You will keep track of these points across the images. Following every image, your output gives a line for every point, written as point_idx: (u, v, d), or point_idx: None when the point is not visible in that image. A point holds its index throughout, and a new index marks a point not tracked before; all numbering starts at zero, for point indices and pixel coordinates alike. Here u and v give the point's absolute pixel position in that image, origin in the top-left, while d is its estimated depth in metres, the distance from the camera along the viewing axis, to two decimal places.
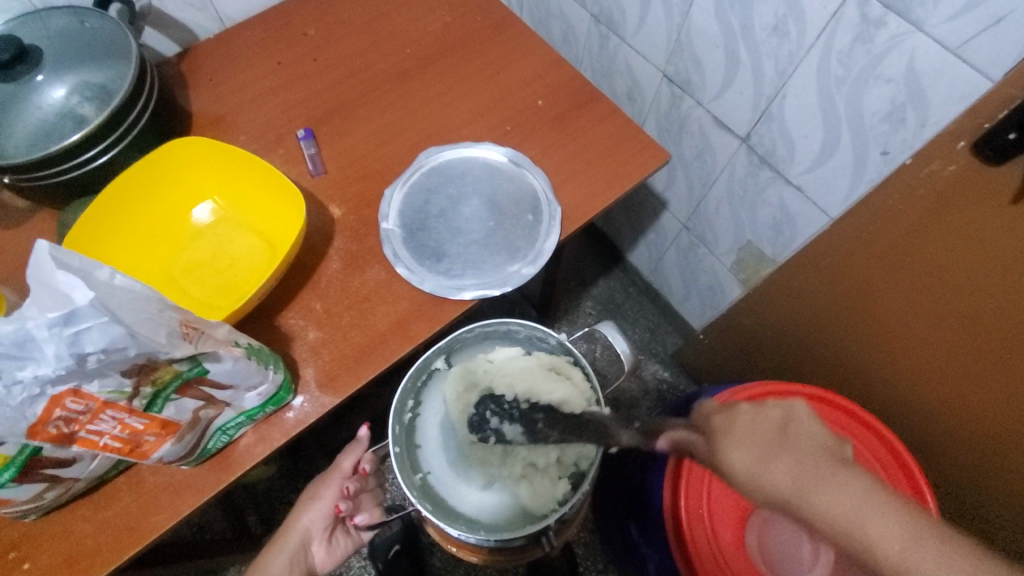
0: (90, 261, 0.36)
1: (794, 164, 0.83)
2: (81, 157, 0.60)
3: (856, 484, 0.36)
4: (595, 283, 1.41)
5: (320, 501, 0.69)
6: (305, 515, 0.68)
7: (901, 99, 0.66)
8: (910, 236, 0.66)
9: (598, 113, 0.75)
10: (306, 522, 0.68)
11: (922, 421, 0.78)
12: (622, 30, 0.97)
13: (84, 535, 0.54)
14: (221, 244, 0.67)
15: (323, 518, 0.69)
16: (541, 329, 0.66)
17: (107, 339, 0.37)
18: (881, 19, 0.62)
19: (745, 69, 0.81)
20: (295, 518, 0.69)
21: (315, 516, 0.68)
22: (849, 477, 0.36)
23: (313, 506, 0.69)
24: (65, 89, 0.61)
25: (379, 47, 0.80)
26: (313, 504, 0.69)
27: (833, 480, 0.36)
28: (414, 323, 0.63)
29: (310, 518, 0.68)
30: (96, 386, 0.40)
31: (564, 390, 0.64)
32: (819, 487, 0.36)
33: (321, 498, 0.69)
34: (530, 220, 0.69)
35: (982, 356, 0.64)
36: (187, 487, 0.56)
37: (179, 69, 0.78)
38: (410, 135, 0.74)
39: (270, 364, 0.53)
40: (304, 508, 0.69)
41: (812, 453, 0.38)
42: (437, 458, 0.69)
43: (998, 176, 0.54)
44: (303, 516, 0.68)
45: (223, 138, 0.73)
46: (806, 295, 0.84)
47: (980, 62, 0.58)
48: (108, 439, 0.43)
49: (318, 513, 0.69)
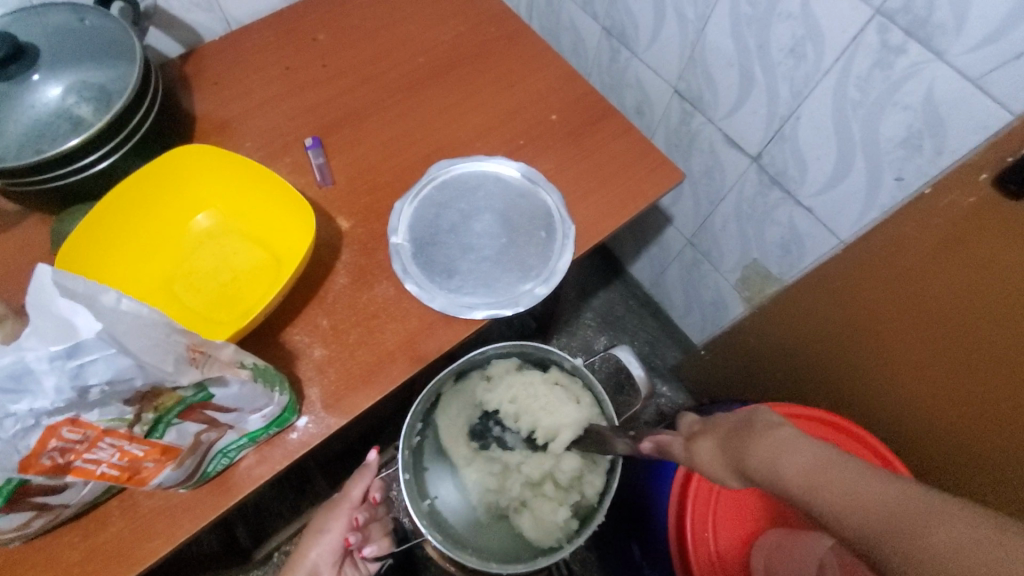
0: (96, 285, 0.34)
1: (806, 186, 0.83)
2: (79, 162, 0.57)
3: (790, 437, 0.35)
4: (595, 295, 1.40)
5: (329, 533, 0.67)
6: (313, 549, 0.66)
7: (919, 127, 0.66)
8: (923, 265, 0.65)
9: (613, 130, 0.74)
10: (314, 557, 0.66)
11: (928, 448, 0.77)
12: (634, 44, 0.96)
13: (74, 563, 0.51)
14: (224, 255, 0.65)
15: (332, 552, 0.66)
16: (557, 353, 0.67)
17: (112, 370, 0.35)
18: (902, 46, 0.62)
19: (759, 89, 0.80)
20: (303, 552, 0.66)
21: (324, 550, 0.66)
22: (786, 431, 0.35)
23: (321, 540, 0.67)
24: (62, 89, 0.58)
25: (390, 55, 0.78)
26: (321, 537, 0.67)
27: (766, 433, 0.36)
28: (423, 342, 0.62)
29: (318, 553, 0.66)
30: (95, 415, 0.37)
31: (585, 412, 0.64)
32: (752, 439, 0.36)
33: (329, 529, 0.67)
34: (543, 238, 0.68)
35: (992, 388, 0.63)
36: (184, 511, 0.54)
37: (183, 71, 0.75)
38: (421, 146, 0.72)
39: (276, 385, 0.51)
40: (311, 543, 0.67)
41: (755, 419, 0.38)
42: (445, 482, 0.67)
43: (1016, 210, 0.54)
44: (311, 551, 0.66)
45: (227, 145, 0.71)
46: (813, 318, 0.84)
47: (1001, 95, 0.57)
48: (106, 467, 0.41)
49: (327, 547, 0.66)
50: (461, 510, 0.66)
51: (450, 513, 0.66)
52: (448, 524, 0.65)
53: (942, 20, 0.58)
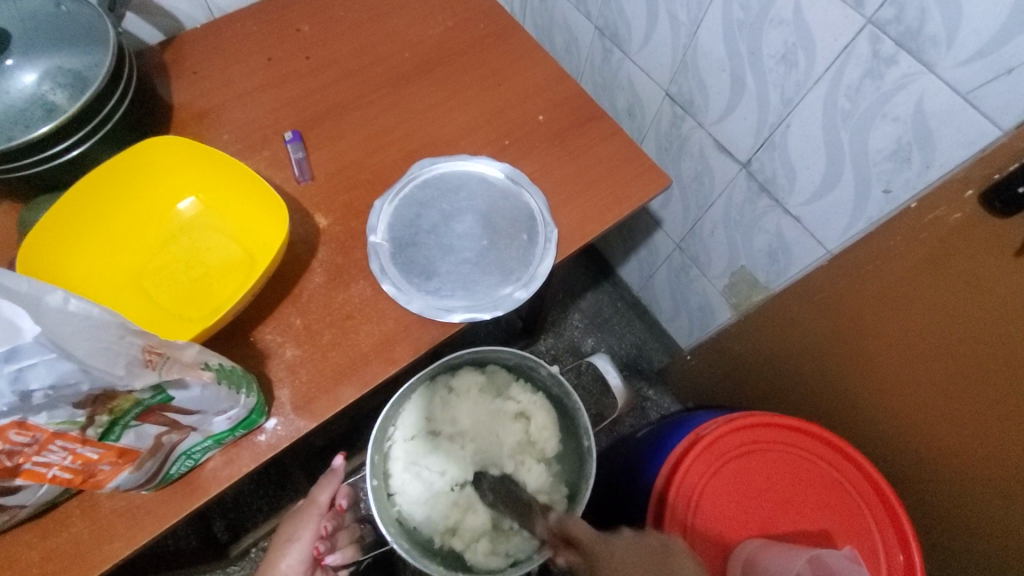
0: (40, 285, 0.33)
1: (794, 195, 0.82)
2: (50, 150, 0.55)
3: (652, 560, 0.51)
4: (584, 296, 1.39)
5: (298, 543, 0.67)
6: (283, 559, 0.66)
7: (908, 139, 0.65)
8: (910, 276, 0.64)
9: (600, 132, 0.73)
10: (284, 566, 0.66)
11: (907, 463, 0.76)
12: (627, 45, 0.95)
13: (29, 565, 0.50)
14: (197, 250, 0.63)
15: (302, 561, 0.67)
16: (533, 358, 0.65)
17: (55, 375, 0.34)
18: (893, 57, 0.61)
19: (749, 95, 0.79)
20: (272, 561, 0.66)
21: (293, 561, 0.66)
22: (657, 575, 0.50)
23: (291, 549, 0.67)
24: (37, 75, 0.56)
25: (376, 49, 0.76)
26: (291, 546, 0.67)
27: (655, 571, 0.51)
28: (398, 345, 0.61)
29: (288, 562, 0.66)
30: (44, 418, 0.36)
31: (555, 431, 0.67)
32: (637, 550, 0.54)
33: (299, 538, 0.67)
34: (524, 241, 0.67)
35: (974, 406, 0.63)
36: (146, 514, 0.52)
37: (161, 59, 0.73)
38: (404, 144, 0.71)
39: (243, 387, 0.50)
40: (281, 553, 0.67)
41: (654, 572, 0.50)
42: (414, 488, 0.65)
43: (1002, 228, 0.53)
44: (280, 561, 0.66)
45: (205, 136, 0.69)
46: (798, 327, 0.83)
47: (990, 110, 0.57)
48: (57, 470, 0.40)
49: (297, 557, 0.67)
50: (422, 516, 0.65)
51: (413, 519, 0.64)
52: (412, 530, 0.64)
53: (933, 32, 0.57)
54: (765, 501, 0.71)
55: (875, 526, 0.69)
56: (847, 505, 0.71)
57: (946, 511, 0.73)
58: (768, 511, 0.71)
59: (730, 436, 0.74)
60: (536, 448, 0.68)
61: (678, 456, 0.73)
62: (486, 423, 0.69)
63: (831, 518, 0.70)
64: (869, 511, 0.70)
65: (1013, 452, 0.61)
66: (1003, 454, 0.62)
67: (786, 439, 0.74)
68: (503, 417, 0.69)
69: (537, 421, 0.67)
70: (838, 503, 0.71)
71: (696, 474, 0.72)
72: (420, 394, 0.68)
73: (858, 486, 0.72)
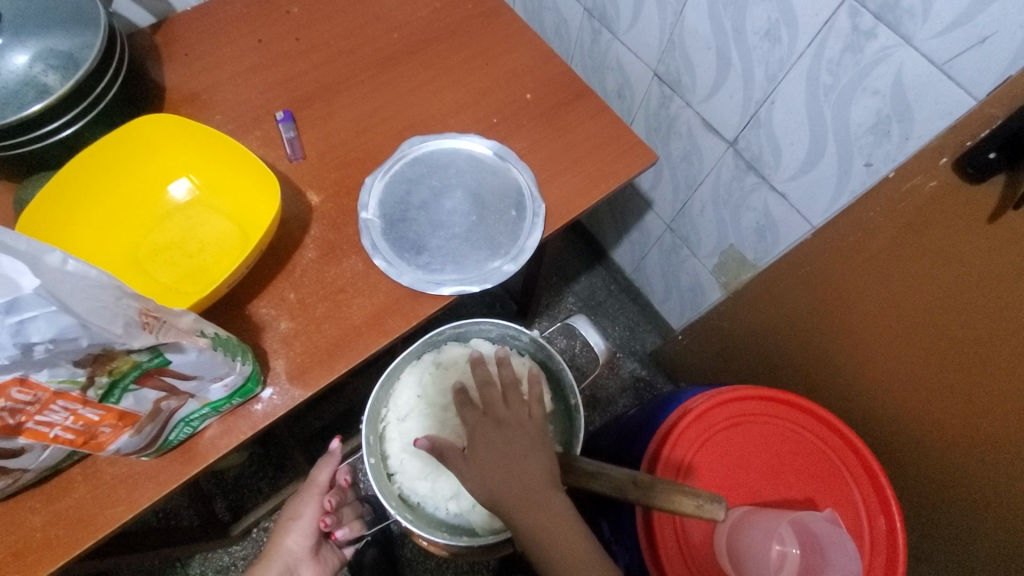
0: (40, 245, 0.35)
1: (779, 171, 0.83)
2: (42, 129, 0.56)
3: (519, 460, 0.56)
4: (577, 279, 1.40)
5: (302, 520, 0.68)
6: (287, 537, 0.66)
7: (887, 112, 0.66)
8: (890, 247, 0.66)
9: (586, 110, 0.74)
10: (289, 543, 0.66)
11: (886, 430, 0.78)
12: (615, 26, 0.96)
13: (34, 529, 0.51)
14: (193, 227, 0.65)
15: (307, 537, 0.67)
16: (514, 328, 0.68)
17: (56, 329, 0.35)
18: (872, 30, 0.62)
19: (735, 72, 0.80)
20: (276, 542, 0.66)
21: (298, 538, 0.67)
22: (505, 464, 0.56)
23: (295, 527, 0.67)
24: (28, 56, 0.57)
25: (365, 30, 0.77)
26: (295, 524, 0.68)
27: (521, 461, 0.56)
28: (390, 318, 0.62)
29: (294, 539, 0.66)
30: (45, 376, 0.37)
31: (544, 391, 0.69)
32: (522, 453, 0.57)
33: (302, 516, 0.68)
34: (513, 216, 0.68)
35: (952, 372, 0.64)
36: (147, 479, 0.54)
37: (153, 41, 0.74)
38: (394, 123, 0.72)
39: (238, 355, 0.51)
40: (285, 532, 0.67)
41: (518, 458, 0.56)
42: (412, 466, 0.67)
43: (976, 194, 0.55)
44: (285, 539, 0.66)
45: (197, 117, 0.70)
46: (782, 301, 0.85)
47: (965, 81, 0.58)
48: (60, 430, 0.41)
49: (301, 533, 0.67)
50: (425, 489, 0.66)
51: (418, 493, 0.66)
52: (417, 504, 0.65)
53: (910, 4, 0.58)
54: (754, 473, 0.73)
55: (858, 492, 0.71)
56: (832, 473, 0.73)
57: (925, 476, 0.75)
58: (758, 482, 0.72)
59: (717, 409, 0.75)
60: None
61: (666, 430, 0.74)
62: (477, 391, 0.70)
63: (815, 486, 0.72)
64: (855, 484, 0.72)
65: (989, 416, 0.63)
66: (980, 419, 0.64)
67: (773, 412, 0.76)
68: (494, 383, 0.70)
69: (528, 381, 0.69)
70: (826, 475, 0.72)
71: (683, 446, 0.73)
72: (408, 373, 0.69)
73: (844, 458, 0.73)
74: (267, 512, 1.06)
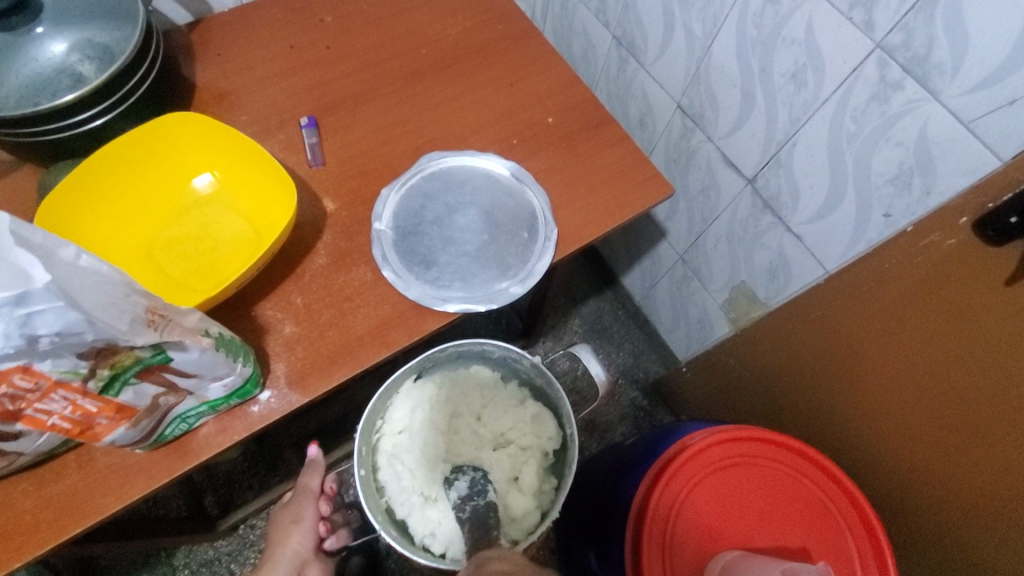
0: (55, 239, 0.35)
1: (796, 213, 0.83)
2: (74, 118, 0.58)
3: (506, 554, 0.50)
4: (585, 301, 1.40)
5: (303, 523, 0.68)
6: (292, 539, 0.66)
7: (909, 164, 0.66)
8: (908, 298, 0.64)
9: (606, 138, 0.74)
10: (294, 545, 0.66)
11: (886, 481, 0.77)
12: (642, 55, 0.96)
13: (23, 511, 0.52)
14: (209, 224, 0.65)
15: (311, 537, 0.67)
16: (516, 352, 0.66)
17: (62, 323, 0.36)
18: (899, 82, 0.62)
19: (758, 112, 0.80)
20: (281, 545, 0.66)
21: (302, 539, 0.67)
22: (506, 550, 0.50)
23: (298, 529, 0.67)
24: (66, 45, 0.58)
25: (395, 44, 0.78)
26: (297, 526, 0.67)
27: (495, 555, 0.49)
28: (393, 330, 0.62)
29: (298, 540, 0.66)
30: (47, 366, 0.38)
31: (537, 411, 0.70)
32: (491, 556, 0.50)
33: (302, 519, 0.68)
34: (525, 238, 0.68)
35: (964, 432, 0.62)
36: (139, 472, 0.54)
37: (189, 40, 0.76)
38: (415, 137, 0.73)
39: (240, 356, 0.52)
40: (288, 535, 0.67)
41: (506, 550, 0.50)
42: (398, 483, 0.67)
43: (995, 257, 0.54)
44: (290, 541, 0.66)
45: (224, 116, 0.72)
46: (793, 343, 0.84)
47: (991, 140, 0.57)
48: (57, 419, 0.42)
49: (305, 535, 0.67)
50: (411, 510, 0.66)
51: (402, 512, 0.65)
52: (401, 522, 0.65)
53: (940, 59, 0.58)
54: (749, 518, 0.71)
55: (855, 547, 0.69)
56: (829, 523, 0.71)
57: (923, 534, 0.73)
58: (753, 526, 0.71)
59: (717, 447, 0.74)
60: (531, 452, 0.69)
61: (660, 465, 0.74)
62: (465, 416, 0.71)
63: (808, 535, 0.70)
64: (850, 534, 0.70)
65: (993, 485, 0.60)
66: (989, 486, 0.61)
67: (772, 456, 0.74)
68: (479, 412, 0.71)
69: (517, 426, 0.70)
70: (819, 525, 0.71)
71: (680, 481, 0.72)
72: (405, 389, 0.69)
73: (841, 510, 0.72)
74: (255, 510, 1.06)
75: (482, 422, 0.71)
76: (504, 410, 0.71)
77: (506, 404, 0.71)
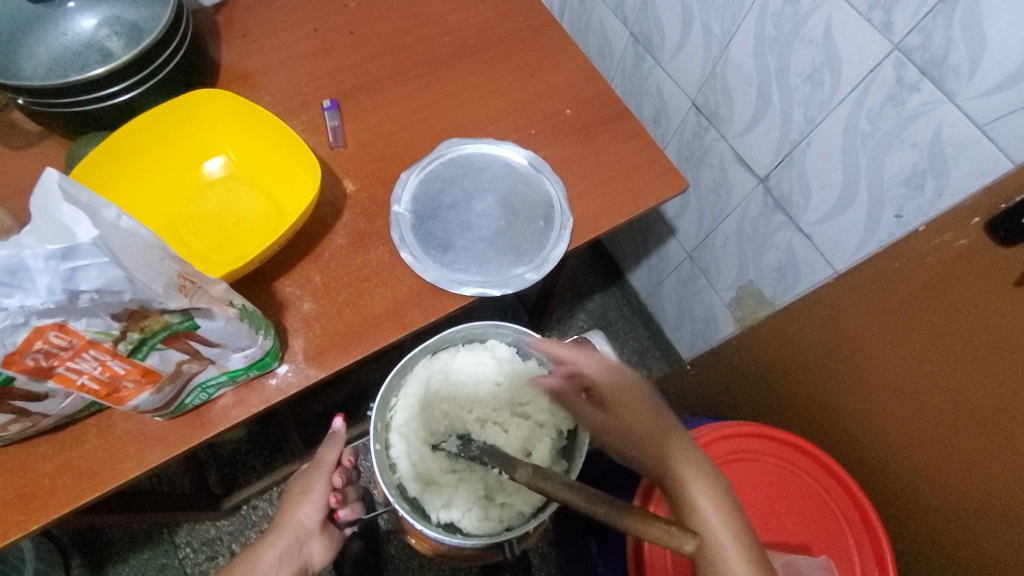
0: (98, 199, 0.36)
1: (806, 213, 0.84)
2: (102, 92, 0.59)
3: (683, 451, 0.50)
4: (591, 297, 1.41)
5: (312, 495, 0.69)
6: (299, 510, 0.68)
7: (923, 165, 0.67)
8: (916, 296, 0.65)
9: (623, 131, 0.75)
10: (302, 516, 0.67)
11: (885, 478, 0.78)
12: (659, 52, 0.97)
13: (43, 474, 0.53)
14: (230, 201, 0.66)
15: (318, 511, 0.68)
16: (531, 336, 0.68)
17: (104, 280, 0.37)
18: (916, 84, 0.63)
19: (774, 110, 0.81)
20: (288, 514, 0.67)
21: (310, 512, 0.68)
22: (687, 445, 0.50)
23: (306, 501, 0.68)
24: (96, 20, 0.61)
25: (416, 31, 0.79)
26: (305, 498, 0.69)
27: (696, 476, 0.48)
28: (410, 311, 0.63)
29: (305, 513, 0.68)
30: (83, 324, 0.39)
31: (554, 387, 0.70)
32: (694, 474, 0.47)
33: (313, 491, 0.69)
34: (541, 226, 0.69)
35: (966, 430, 0.62)
36: (158, 439, 0.55)
37: (215, 21, 0.77)
38: (434, 123, 0.74)
39: (261, 329, 0.53)
40: (297, 505, 0.68)
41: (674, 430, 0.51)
42: (407, 459, 0.68)
43: (1005, 258, 0.54)
44: (297, 512, 0.67)
45: (248, 96, 0.73)
46: (798, 340, 0.86)
47: (1004, 144, 0.58)
48: (86, 379, 0.42)
49: (313, 507, 0.68)
50: (423, 486, 0.67)
51: (414, 489, 0.66)
52: (413, 498, 0.67)
53: (957, 62, 0.59)
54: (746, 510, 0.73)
55: (852, 543, 0.70)
56: (826, 518, 0.72)
57: (922, 531, 0.73)
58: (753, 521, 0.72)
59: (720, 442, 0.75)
60: (546, 429, 0.70)
61: None
62: (480, 391, 0.71)
63: (809, 533, 0.71)
64: (849, 532, 0.71)
65: (990, 485, 0.61)
66: (986, 483, 0.61)
67: (775, 452, 0.75)
68: (498, 384, 0.72)
69: (535, 401, 0.71)
70: (818, 520, 0.72)
71: None
72: (420, 365, 0.70)
73: (842, 506, 0.72)
74: (258, 489, 1.07)
75: (496, 397, 0.72)
76: (523, 384, 0.71)
77: (524, 378, 0.71)
